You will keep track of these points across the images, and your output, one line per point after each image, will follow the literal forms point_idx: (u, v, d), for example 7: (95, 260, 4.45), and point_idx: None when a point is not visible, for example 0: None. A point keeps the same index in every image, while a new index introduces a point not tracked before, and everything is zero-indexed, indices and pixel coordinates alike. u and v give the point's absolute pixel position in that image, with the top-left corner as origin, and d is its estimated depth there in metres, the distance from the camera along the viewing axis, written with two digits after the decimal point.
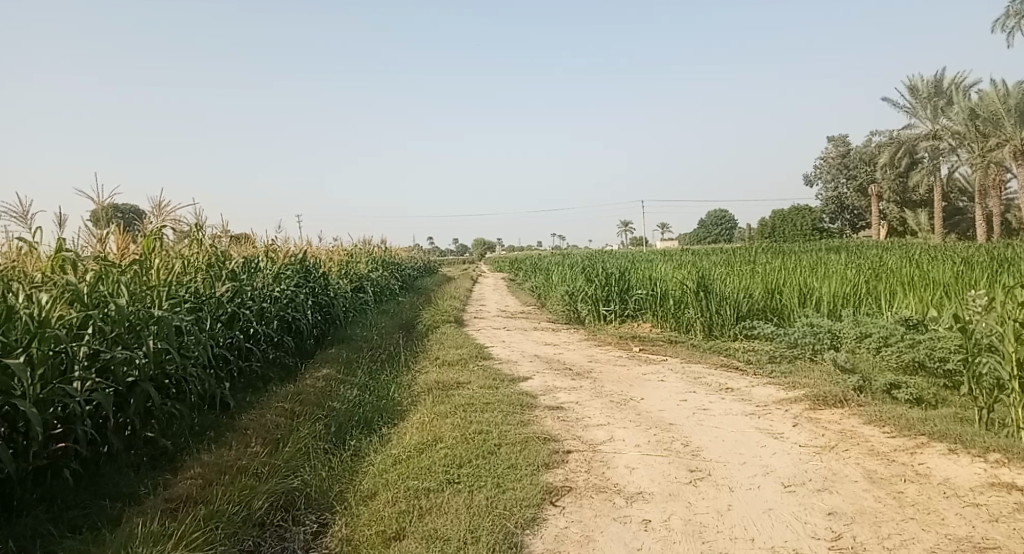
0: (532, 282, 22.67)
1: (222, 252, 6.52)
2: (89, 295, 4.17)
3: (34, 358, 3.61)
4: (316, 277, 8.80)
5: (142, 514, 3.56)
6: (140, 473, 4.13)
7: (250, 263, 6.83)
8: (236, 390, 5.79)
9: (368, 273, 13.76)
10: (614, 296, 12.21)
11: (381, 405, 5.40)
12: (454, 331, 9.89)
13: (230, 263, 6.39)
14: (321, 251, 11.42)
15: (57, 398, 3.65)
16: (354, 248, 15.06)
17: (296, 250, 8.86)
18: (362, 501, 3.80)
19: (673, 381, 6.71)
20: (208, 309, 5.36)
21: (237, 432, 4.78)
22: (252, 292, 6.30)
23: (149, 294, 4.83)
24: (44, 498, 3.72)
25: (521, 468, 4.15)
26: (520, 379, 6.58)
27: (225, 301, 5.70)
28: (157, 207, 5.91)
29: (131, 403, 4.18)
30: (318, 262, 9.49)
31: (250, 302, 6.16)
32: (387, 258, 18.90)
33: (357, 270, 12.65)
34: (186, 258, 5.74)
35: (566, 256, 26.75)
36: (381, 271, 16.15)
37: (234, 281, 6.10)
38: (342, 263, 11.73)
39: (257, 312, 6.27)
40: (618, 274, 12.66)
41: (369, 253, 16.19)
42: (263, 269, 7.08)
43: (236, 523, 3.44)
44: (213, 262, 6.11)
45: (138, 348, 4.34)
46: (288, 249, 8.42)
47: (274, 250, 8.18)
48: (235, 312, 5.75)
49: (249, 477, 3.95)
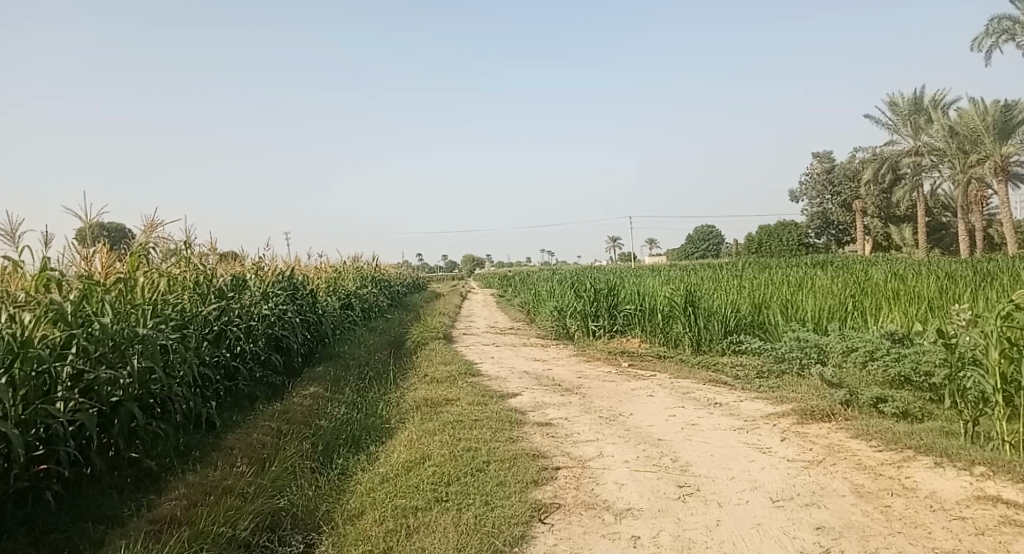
0: (521, 297, 22.67)
1: (208, 269, 6.44)
2: (73, 314, 4.16)
3: (17, 379, 3.64)
4: (303, 295, 8.73)
5: (126, 537, 3.52)
6: (124, 494, 4.05)
7: (237, 280, 6.74)
8: (223, 409, 5.70)
9: (356, 290, 13.71)
10: (603, 312, 12.20)
11: (369, 423, 5.35)
12: (443, 348, 9.86)
13: (218, 281, 6.30)
14: (309, 268, 11.37)
15: (40, 419, 3.66)
16: (343, 265, 15.02)
17: (283, 268, 8.79)
18: (348, 520, 3.80)
19: (662, 396, 6.69)
20: (194, 327, 5.28)
21: (223, 452, 4.69)
22: (239, 309, 6.22)
23: (135, 313, 4.75)
24: (24, 522, 3.67)
25: (509, 485, 4.13)
26: (509, 395, 6.55)
27: (211, 320, 5.63)
28: (147, 225, 5.83)
29: (115, 423, 4.11)
30: (307, 281, 9.46)
31: (237, 320, 6.08)
32: (376, 275, 18.87)
33: (345, 287, 12.61)
34: (173, 276, 5.66)
35: (555, 270, 26.86)
36: (370, 288, 16.11)
37: (221, 299, 6.02)
38: (330, 280, 11.66)
39: (244, 330, 6.18)
40: (606, 289, 12.70)
41: (357, 270, 16.13)
42: (251, 287, 7.00)
43: (221, 545, 3.44)
44: (201, 280, 6.04)
45: (123, 367, 4.27)
46: (274, 267, 8.36)
47: (262, 268, 8.12)
48: (222, 331, 5.68)
49: (234, 497, 3.91)
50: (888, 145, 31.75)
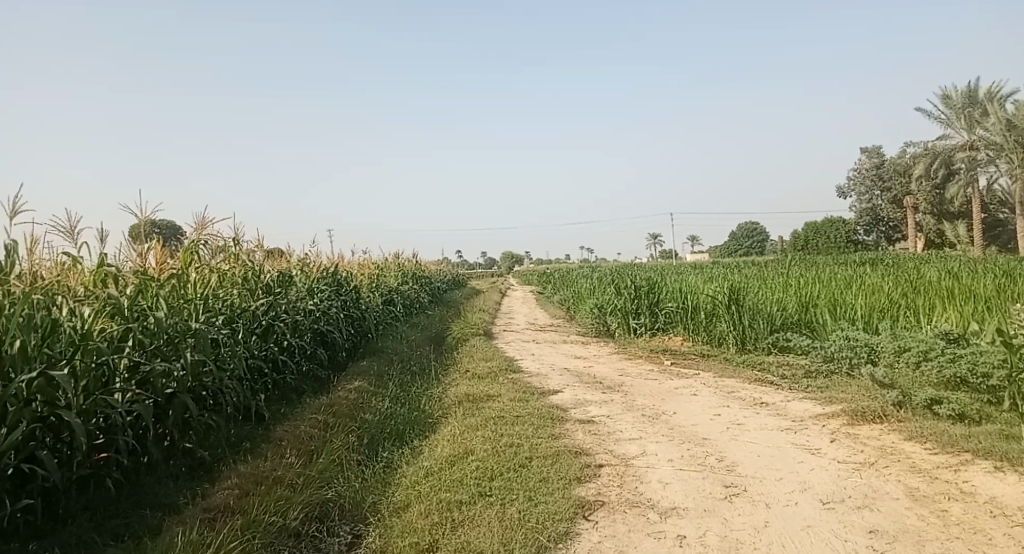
0: (560, 295, 22.59)
1: (256, 265, 6.58)
2: (128, 308, 4.31)
3: (78, 370, 3.80)
4: (347, 291, 8.85)
5: (182, 524, 3.66)
6: (179, 483, 4.19)
7: (284, 276, 6.89)
8: (271, 402, 5.84)
9: (397, 286, 13.89)
10: (644, 309, 12.12)
11: (412, 417, 5.42)
12: (484, 345, 9.90)
13: (265, 277, 6.45)
14: (352, 264, 11.56)
15: (100, 409, 3.81)
16: (385, 262, 15.22)
17: (327, 264, 8.94)
18: (394, 512, 3.88)
19: (706, 395, 6.61)
20: (243, 322, 5.41)
21: (273, 443, 4.80)
22: (286, 305, 6.35)
23: (188, 307, 4.89)
24: (87, 507, 3.82)
25: (552, 481, 4.13)
26: (550, 392, 6.55)
27: (260, 315, 5.76)
28: (199, 223, 5.94)
29: (170, 414, 4.24)
30: (349, 278, 9.60)
31: (284, 315, 6.21)
32: (418, 271, 19.10)
33: (387, 283, 12.79)
34: (223, 272, 5.76)
35: (596, 268, 26.77)
36: (411, 284, 16.28)
37: (268, 295, 6.15)
38: (372, 276, 11.83)
39: (291, 325, 6.31)
40: (648, 286, 12.60)
41: (398, 267, 16.33)
42: (296, 283, 7.14)
43: (272, 533, 3.58)
44: (249, 276, 6.18)
45: (176, 360, 4.42)
46: (319, 263, 8.50)
47: (307, 264, 8.27)
48: (270, 325, 5.81)
49: (284, 488, 4.01)
50: (940, 140, 30.73)
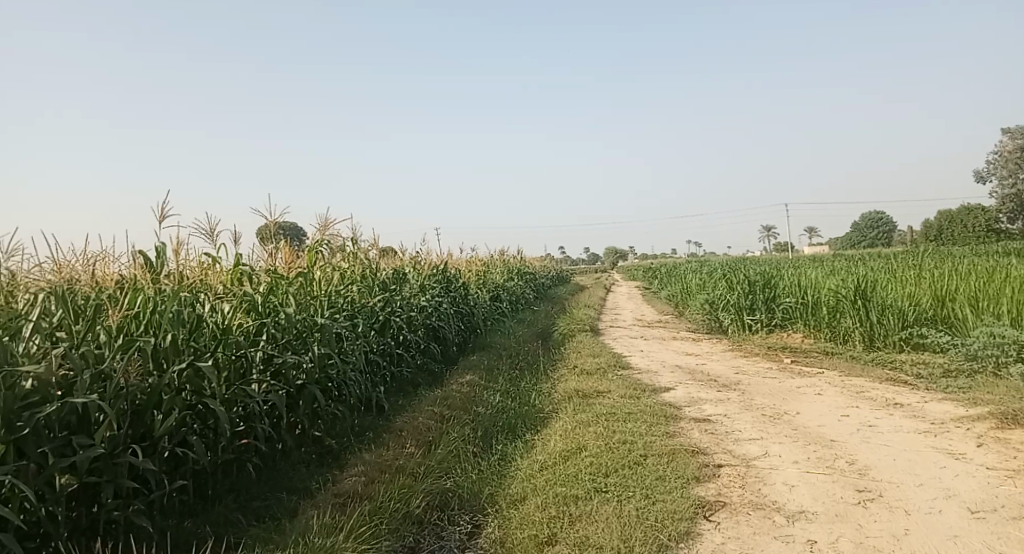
0: (668, 290, 22.11)
1: (373, 263, 6.91)
2: (262, 304, 4.62)
3: (220, 362, 4.11)
4: (456, 288, 9.10)
5: (315, 507, 3.91)
6: (310, 469, 4.48)
7: (398, 273, 7.19)
8: (391, 393, 6.12)
9: (503, 282, 14.22)
10: (759, 306, 11.77)
11: (524, 411, 5.50)
12: (592, 341, 9.90)
13: (381, 274, 6.75)
14: (460, 261, 11.95)
15: (240, 398, 4.11)
16: (491, 259, 15.63)
17: (438, 261, 9.27)
18: (511, 505, 3.96)
19: (831, 395, 6.29)
20: (363, 317, 5.68)
21: (393, 433, 5.02)
22: (401, 301, 6.62)
23: (314, 303, 5.19)
24: (232, 489, 4.15)
25: (670, 480, 4.07)
26: (663, 389, 6.46)
27: (377, 311, 6.02)
28: (321, 224, 6.30)
29: (300, 404, 4.51)
30: (460, 275, 9.88)
31: (400, 310, 6.48)
32: (523, 268, 19.44)
33: (494, 279, 13.11)
34: (343, 270, 6.11)
35: (707, 262, 26.12)
36: (516, 280, 16.57)
37: (385, 292, 6.42)
38: (479, 273, 12.16)
39: (406, 320, 6.57)
40: (763, 280, 12.21)
41: (505, 263, 16.70)
42: (410, 280, 7.43)
43: (397, 519, 3.78)
44: (367, 273, 6.49)
45: (305, 353, 4.70)
46: (431, 260, 8.82)
47: (419, 262, 8.60)
48: (387, 320, 6.05)
49: (406, 476, 4.18)
50: None
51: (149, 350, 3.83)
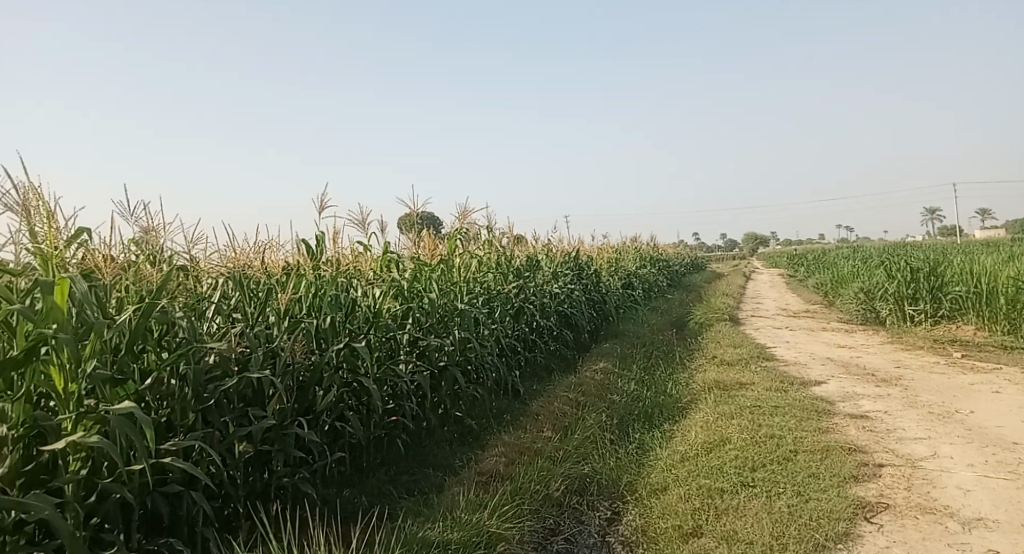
0: (817, 278, 20.73)
1: (508, 250, 7.08)
2: (407, 289, 4.87)
3: (372, 343, 4.39)
4: (587, 276, 9.10)
5: (460, 484, 4.09)
6: (453, 447, 4.68)
7: (532, 261, 7.33)
8: (526, 377, 6.26)
9: (636, 270, 14.17)
10: (924, 295, 11.19)
11: (661, 400, 5.42)
12: (731, 332, 9.54)
13: (516, 261, 6.90)
14: (593, 249, 12.05)
15: (389, 377, 4.37)
16: (623, 246, 15.62)
17: (570, 248, 9.37)
18: (652, 494, 3.92)
19: (1014, 394, 5.67)
20: (499, 303, 5.83)
21: (530, 417, 5.12)
22: (535, 288, 6.73)
23: (454, 289, 5.42)
24: (383, 462, 4.42)
25: (824, 478, 3.85)
26: (812, 383, 6.13)
27: (512, 297, 6.16)
28: (460, 213, 6.47)
29: (443, 385, 4.73)
30: (593, 263, 9.90)
31: (533, 297, 6.59)
32: (656, 256, 19.22)
33: (626, 267, 13.09)
34: (481, 257, 6.28)
35: (859, 249, 24.31)
36: (649, 267, 16.45)
37: (519, 278, 6.56)
38: (612, 260, 12.19)
39: (540, 306, 6.68)
40: (929, 267, 11.50)
41: (637, 251, 16.63)
42: (543, 267, 7.56)
43: (538, 500, 3.87)
44: (501, 259, 6.66)
45: (446, 336, 4.91)
46: (563, 248, 8.90)
47: (552, 249, 8.71)
48: (521, 307, 6.19)
49: (544, 459, 4.26)
50: None
51: (312, 330, 4.16)
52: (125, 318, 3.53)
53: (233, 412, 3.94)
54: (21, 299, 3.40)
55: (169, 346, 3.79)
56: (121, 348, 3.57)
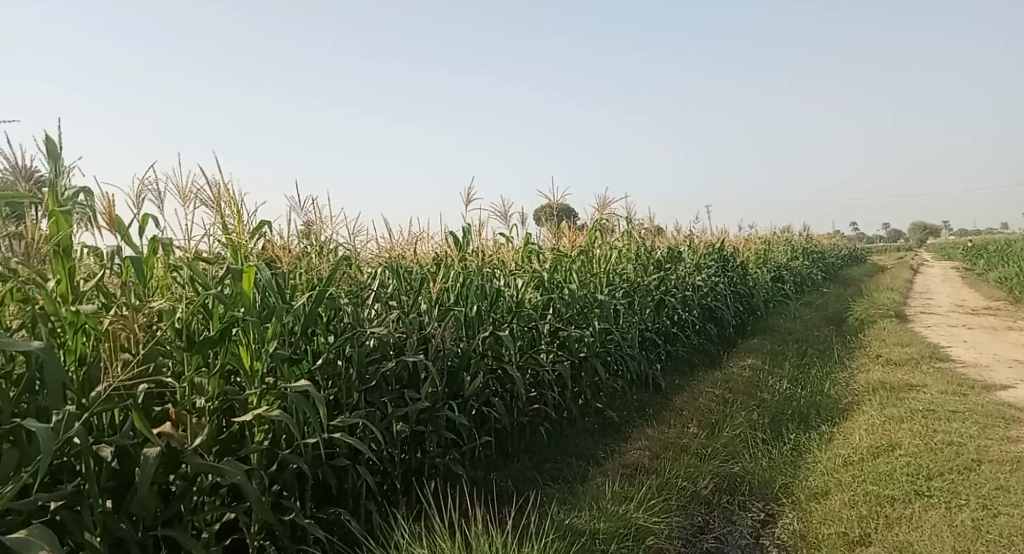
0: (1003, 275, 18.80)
1: (648, 242, 7.10)
2: (548, 280, 4.97)
3: (515, 333, 4.55)
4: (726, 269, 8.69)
5: (605, 475, 4.10)
6: (595, 438, 4.71)
7: (672, 252, 7.25)
8: (667, 370, 6.18)
9: (788, 263, 13.87)
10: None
11: (819, 400, 5.22)
12: (889, 334, 8.77)
13: (656, 254, 6.85)
14: (739, 242, 11.98)
15: (531, 366, 4.46)
16: (773, 239, 15.35)
17: (714, 239, 9.29)
18: (811, 499, 3.73)
19: None
20: (639, 296, 5.84)
21: (674, 412, 5.04)
22: (676, 281, 6.67)
23: (594, 282, 5.52)
24: (527, 448, 4.54)
25: (1016, 492, 3.48)
26: (998, 389, 5.69)
27: (652, 289, 6.15)
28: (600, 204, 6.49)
29: (583, 376, 4.81)
30: (734, 258, 9.44)
31: (674, 290, 6.56)
32: (809, 248, 18.60)
33: (776, 260, 12.90)
34: (619, 249, 6.34)
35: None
36: (802, 261, 15.99)
37: (659, 271, 6.56)
38: (758, 253, 11.95)
39: (681, 299, 6.65)
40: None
41: (788, 244, 16.21)
42: (685, 260, 7.49)
43: (685, 497, 3.79)
44: (641, 251, 6.69)
45: (586, 327, 4.95)
46: (705, 239, 8.74)
47: (692, 241, 8.61)
48: (661, 300, 6.15)
49: (691, 456, 4.18)
50: None
51: (461, 317, 4.37)
52: (299, 303, 3.93)
53: (390, 394, 4.23)
54: (215, 283, 3.84)
55: (336, 330, 4.14)
56: (297, 331, 3.96)
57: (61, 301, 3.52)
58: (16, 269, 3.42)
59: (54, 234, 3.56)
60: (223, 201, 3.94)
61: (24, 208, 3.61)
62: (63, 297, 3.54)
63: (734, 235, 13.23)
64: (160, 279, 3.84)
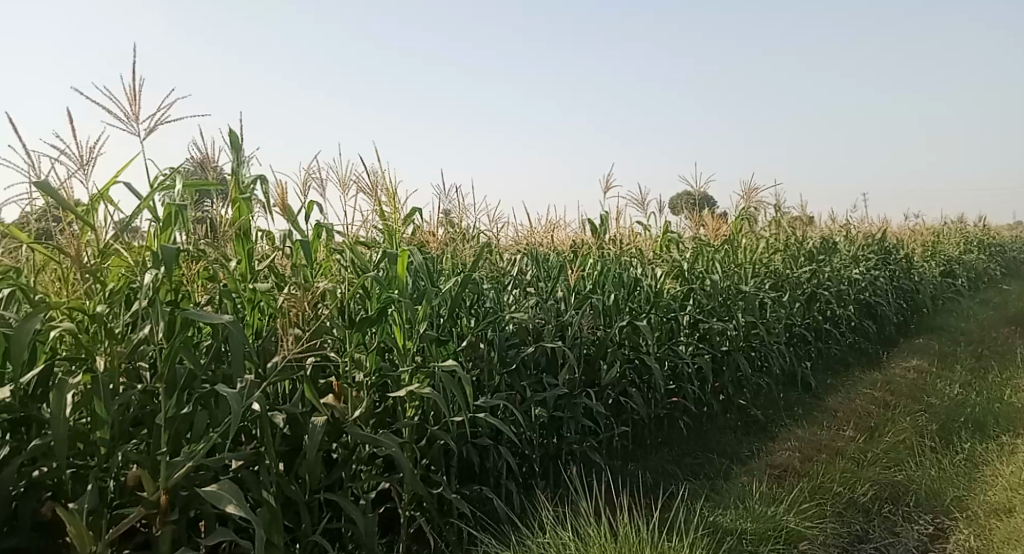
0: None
1: (802, 235, 8.07)
2: (690, 271, 5.24)
3: (654, 322, 4.63)
4: (847, 261, 8.73)
5: (749, 474, 4.09)
6: (739, 435, 4.85)
7: (828, 245, 8.18)
8: (820, 366, 7.01)
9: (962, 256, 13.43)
10: None
11: (991, 408, 5.06)
12: None
13: (810, 245, 7.82)
14: (904, 239, 12.18)
15: (670, 357, 4.56)
16: (948, 230, 14.90)
17: (879, 236, 9.81)
18: (990, 515, 3.54)
19: None
20: (788, 287, 6.62)
21: (828, 412, 5.30)
22: (831, 274, 7.51)
23: (739, 271, 6.13)
24: (665, 442, 4.64)
25: None
26: None
27: (804, 282, 6.89)
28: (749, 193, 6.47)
29: (727, 369, 5.04)
30: (882, 249, 9.61)
31: (829, 284, 7.37)
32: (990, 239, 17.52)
33: (947, 253, 12.62)
34: (769, 241, 7.25)
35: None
36: (981, 251, 15.27)
37: (811, 263, 7.41)
38: (927, 247, 12.35)
39: (835, 294, 7.47)
40: None
41: (961, 233, 15.66)
42: (843, 256, 8.37)
43: (842, 503, 3.73)
44: (791, 244, 7.58)
45: (731, 319, 5.31)
46: (872, 234, 9.73)
47: (861, 237, 9.68)
48: (813, 293, 6.87)
49: (848, 461, 4.20)
50: None
51: (600, 306, 4.41)
52: (446, 287, 4.11)
53: (529, 378, 4.29)
54: (371, 266, 4.20)
55: (478, 314, 4.29)
56: (443, 314, 4.14)
57: (242, 280, 3.90)
58: (204, 250, 3.83)
59: (236, 218, 3.94)
60: (379, 189, 4.25)
61: (212, 195, 4.04)
62: (242, 275, 3.92)
63: (865, 226, 12.41)
64: (323, 261, 4.28)
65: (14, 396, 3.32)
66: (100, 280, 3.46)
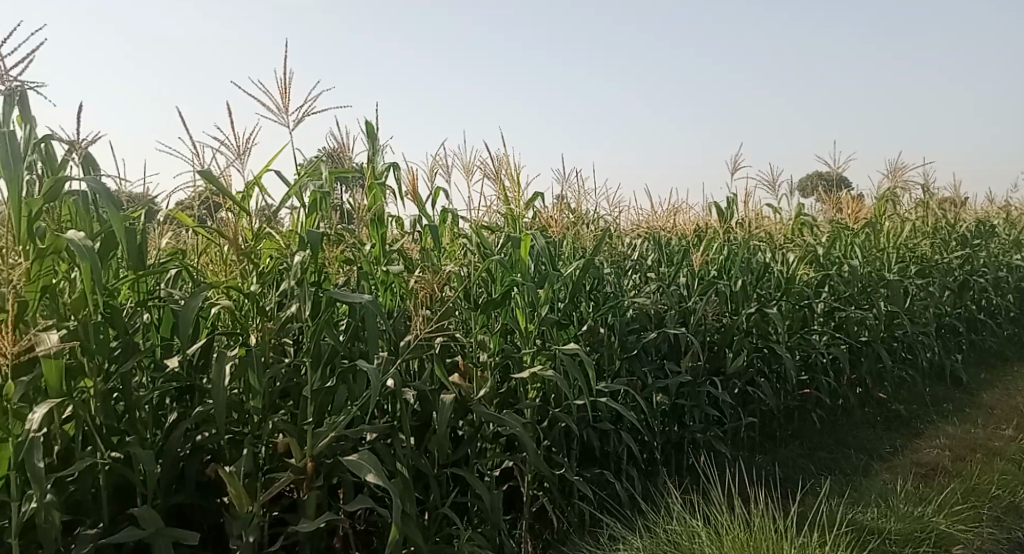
0: None
1: (955, 217, 8.04)
2: (825, 258, 5.54)
3: (786, 309, 4.68)
4: (998, 246, 8.36)
5: (891, 473, 3.98)
6: (878, 431, 4.83)
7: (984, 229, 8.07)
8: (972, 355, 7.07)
9: None
10: None
11: None
12: None
13: (963, 228, 7.80)
14: None
15: (802, 345, 4.62)
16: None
17: None
18: None
19: None
20: (938, 274, 6.68)
21: (979, 409, 5.40)
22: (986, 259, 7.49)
23: (881, 254, 6.38)
24: (796, 435, 4.63)
25: None
26: None
27: (957, 269, 6.95)
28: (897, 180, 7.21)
29: (864, 361, 5.23)
30: None
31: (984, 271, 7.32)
32: None
33: None
34: (916, 225, 7.40)
35: None
36: None
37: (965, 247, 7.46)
38: None
39: (993, 282, 7.42)
40: None
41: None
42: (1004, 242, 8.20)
43: (1002, 506, 3.49)
44: (943, 227, 7.64)
45: (869, 308, 5.48)
46: None
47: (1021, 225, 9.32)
48: (966, 280, 6.88)
49: (1006, 461, 4.01)
50: None
51: (725, 292, 4.39)
52: (568, 271, 4.09)
53: (650, 365, 4.24)
54: (495, 249, 4.30)
55: (598, 299, 4.29)
56: (565, 298, 4.17)
57: (376, 263, 4.12)
58: (343, 234, 4.14)
59: (372, 205, 4.16)
60: (503, 174, 4.34)
61: (348, 182, 4.26)
62: (376, 258, 4.14)
63: (995, 202, 11.47)
64: (449, 246, 4.48)
65: (181, 366, 3.61)
66: (253, 261, 3.70)
